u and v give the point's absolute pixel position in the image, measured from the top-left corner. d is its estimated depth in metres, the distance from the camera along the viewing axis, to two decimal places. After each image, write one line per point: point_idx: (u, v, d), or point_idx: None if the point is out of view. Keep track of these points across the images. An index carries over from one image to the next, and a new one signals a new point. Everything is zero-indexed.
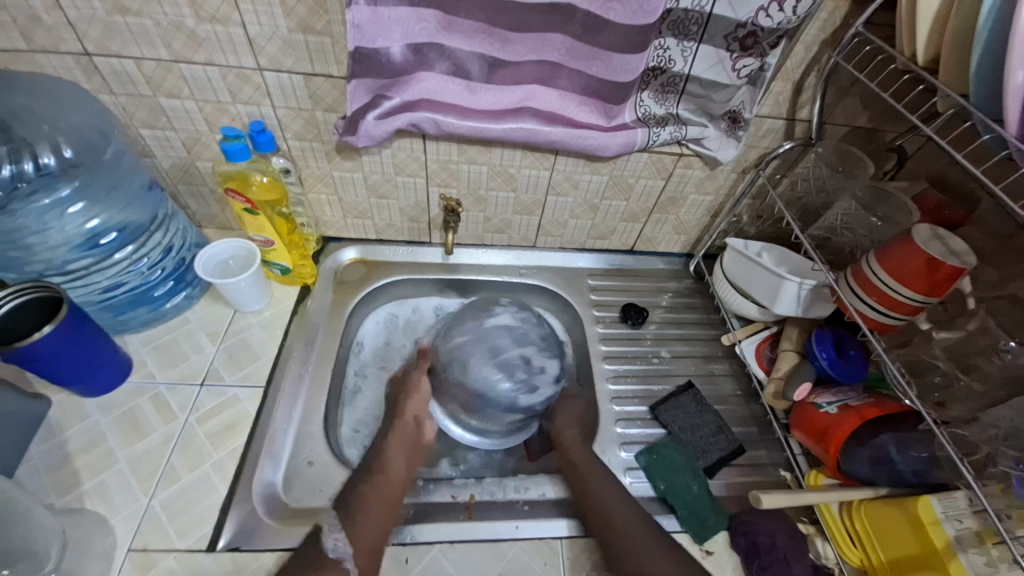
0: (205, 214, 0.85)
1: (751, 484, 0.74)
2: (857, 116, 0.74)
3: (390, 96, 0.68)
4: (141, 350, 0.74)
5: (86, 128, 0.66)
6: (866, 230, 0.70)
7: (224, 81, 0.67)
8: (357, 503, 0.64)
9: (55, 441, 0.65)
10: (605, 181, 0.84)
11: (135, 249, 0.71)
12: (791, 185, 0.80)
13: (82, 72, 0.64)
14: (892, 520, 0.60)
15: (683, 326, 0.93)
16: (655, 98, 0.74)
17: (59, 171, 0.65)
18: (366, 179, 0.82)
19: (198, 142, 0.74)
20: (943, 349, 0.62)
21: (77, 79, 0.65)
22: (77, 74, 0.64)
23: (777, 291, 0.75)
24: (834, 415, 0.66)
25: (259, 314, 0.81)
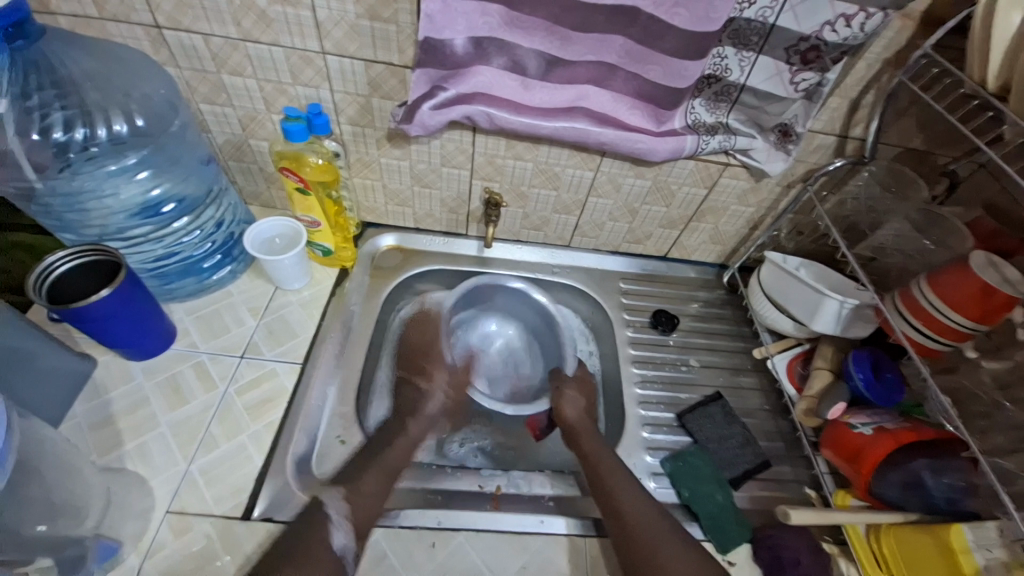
0: (251, 191, 0.86)
1: (775, 499, 0.74)
2: (911, 137, 0.73)
3: (447, 87, 0.69)
4: (185, 319, 0.75)
5: (158, 100, 0.68)
6: (916, 252, 0.71)
7: (286, 62, 0.68)
8: (363, 494, 0.62)
9: (100, 400, 0.67)
10: (648, 185, 0.84)
11: (189, 222, 0.73)
12: (839, 203, 0.80)
13: (150, 45, 0.66)
14: (921, 546, 0.60)
15: (712, 336, 0.92)
16: (706, 107, 0.74)
17: (128, 140, 0.67)
18: (412, 168, 0.82)
19: (254, 120, 0.75)
20: (991, 379, 0.61)
21: (145, 50, 0.66)
22: (146, 46, 0.66)
23: (817, 308, 0.75)
24: (868, 437, 0.66)
25: (298, 292, 0.82)
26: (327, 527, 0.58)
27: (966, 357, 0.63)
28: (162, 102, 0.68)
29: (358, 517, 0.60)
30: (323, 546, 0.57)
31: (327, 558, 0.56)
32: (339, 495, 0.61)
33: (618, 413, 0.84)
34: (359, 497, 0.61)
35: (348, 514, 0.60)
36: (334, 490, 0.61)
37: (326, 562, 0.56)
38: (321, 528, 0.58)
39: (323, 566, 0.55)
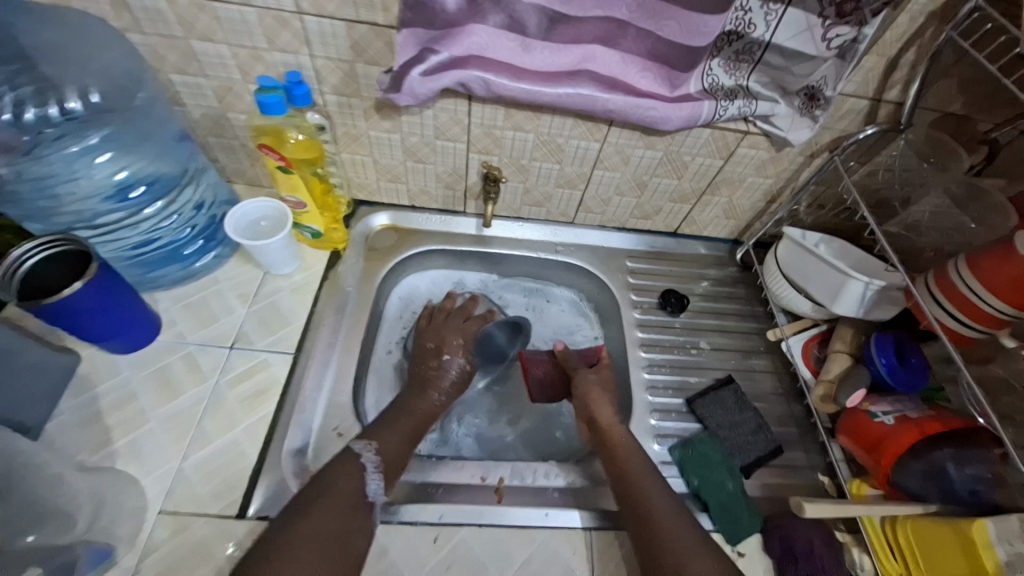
0: (234, 168, 0.81)
1: (786, 487, 0.72)
2: (951, 101, 0.66)
3: (438, 50, 0.62)
4: (171, 309, 0.72)
5: (117, 72, 0.62)
6: (954, 229, 0.64)
7: (259, 24, 0.61)
8: (386, 437, 0.65)
9: (87, 396, 0.64)
10: (659, 157, 0.78)
11: (164, 206, 0.68)
12: (870, 173, 0.74)
13: (108, 8, 0.59)
14: (941, 539, 0.58)
15: (722, 317, 0.88)
16: (725, 68, 0.67)
17: (86, 118, 0.61)
18: (403, 141, 0.76)
19: (231, 92, 0.69)
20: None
21: (104, 15, 0.59)
22: (104, 9, 0.59)
23: (840, 290, 0.70)
24: (890, 427, 0.63)
25: (289, 277, 0.78)
26: (363, 475, 0.60)
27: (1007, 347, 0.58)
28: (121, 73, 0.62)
29: (388, 465, 0.63)
30: (353, 493, 0.59)
31: (360, 503, 0.59)
32: (371, 447, 0.63)
33: (624, 399, 0.81)
34: (387, 449, 0.64)
35: (380, 463, 0.62)
36: (364, 441, 0.63)
37: (361, 508, 0.58)
38: (356, 477, 0.60)
39: (354, 510, 0.58)
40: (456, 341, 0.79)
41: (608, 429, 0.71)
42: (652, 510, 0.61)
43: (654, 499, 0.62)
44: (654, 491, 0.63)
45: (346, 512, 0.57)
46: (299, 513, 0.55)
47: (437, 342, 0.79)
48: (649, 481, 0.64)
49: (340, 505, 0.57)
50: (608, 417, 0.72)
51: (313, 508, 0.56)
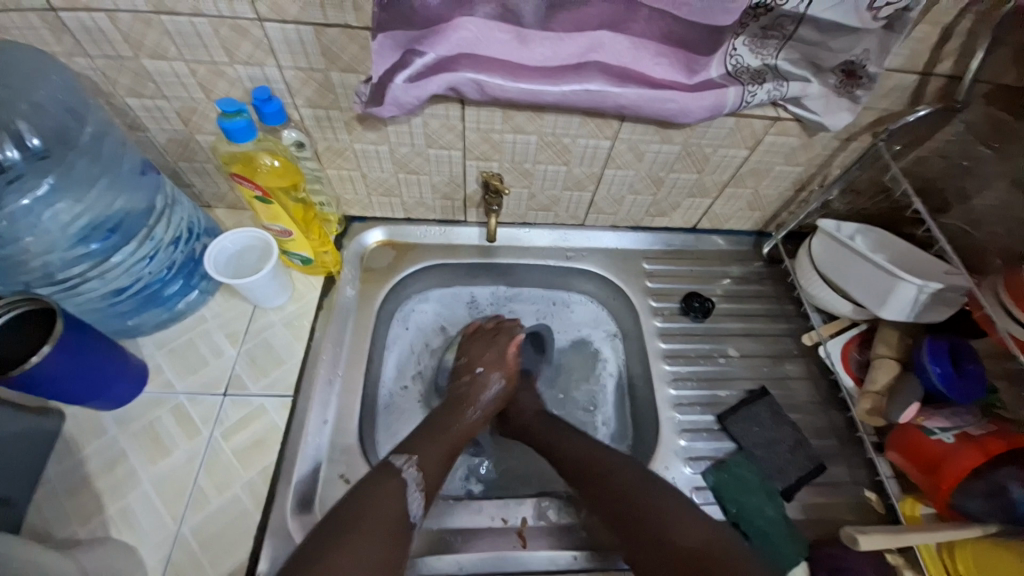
0: (212, 193, 0.74)
1: (830, 506, 0.67)
2: (1005, 73, 0.57)
3: (422, 52, 0.54)
4: (156, 356, 0.66)
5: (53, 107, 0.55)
6: (1022, 223, 0.59)
7: (215, 35, 0.53)
8: (427, 451, 0.61)
9: (73, 461, 0.59)
10: (677, 151, 0.70)
11: (135, 249, 0.61)
12: (920, 161, 0.66)
13: (48, 34, 0.52)
14: (1005, 567, 0.53)
15: (750, 319, 0.82)
16: (751, 47, 0.58)
17: (25, 166, 0.54)
18: (392, 153, 0.69)
19: (195, 113, 0.62)
20: None
21: (44, 41, 0.53)
22: (43, 34, 0.52)
23: (887, 293, 0.63)
24: (949, 445, 0.58)
25: (280, 309, 0.72)
26: (404, 493, 0.56)
27: None
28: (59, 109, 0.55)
29: (430, 484, 0.59)
30: (394, 516, 0.54)
31: (403, 526, 0.54)
32: (412, 462, 0.59)
33: (649, 416, 0.75)
34: (428, 466, 0.60)
35: (421, 479, 0.58)
36: (405, 456, 0.59)
37: (401, 528, 0.54)
38: (397, 496, 0.55)
39: (396, 535, 0.53)
40: (490, 358, 0.73)
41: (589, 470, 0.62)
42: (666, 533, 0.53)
43: (672, 518, 0.54)
44: (664, 509, 0.55)
45: (390, 533, 0.53)
46: (340, 532, 0.50)
47: (469, 357, 0.73)
48: (658, 499, 0.56)
49: (384, 531, 0.52)
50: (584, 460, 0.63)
51: (349, 537, 0.50)
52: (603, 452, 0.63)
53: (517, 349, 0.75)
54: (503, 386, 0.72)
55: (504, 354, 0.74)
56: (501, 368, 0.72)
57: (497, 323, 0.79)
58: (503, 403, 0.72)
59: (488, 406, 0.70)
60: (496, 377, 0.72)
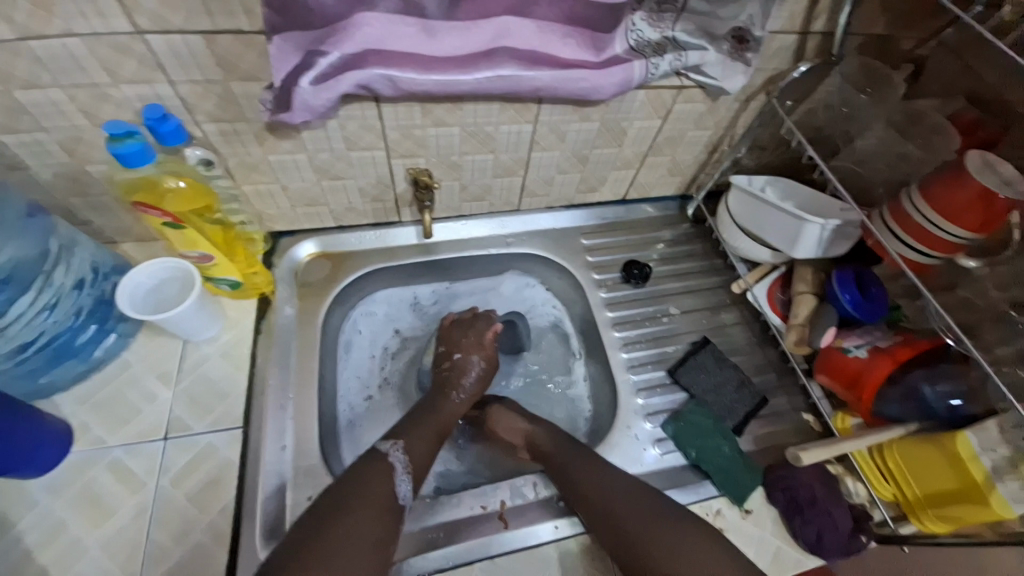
0: (115, 227, 0.67)
1: (776, 434, 0.74)
2: (875, 23, 0.63)
3: (326, 52, 0.52)
4: (79, 412, 0.60)
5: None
6: (899, 158, 0.66)
7: (90, 55, 0.49)
8: (415, 435, 0.61)
9: (4, 540, 0.53)
10: (596, 128, 0.73)
11: (33, 300, 0.56)
12: (809, 112, 0.72)
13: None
14: (926, 456, 0.60)
15: (685, 277, 0.87)
16: (649, 21, 0.61)
17: None
18: (311, 160, 0.66)
19: (80, 142, 0.56)
20: (994, 282, 0.59)
21: None
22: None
23: (797, 235, 0.69)
24: (864, 361, 0.65)
25: (214, 340, 0.68)
26: (391, 477, 0.57)
27: (963, 270, 0.61)
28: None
29: (417, 466, 0.59)
30: (382, 495, 0.54)
31: (393, 506, 0.55)
32: (399, 446, 0.59)
33: (606, 382, 0.79)
34: (415, 448, 0.60)
35: (409, 463, 0.59)
36: (390, 441, 0.60)
37: (393, 509, 0.54)
38: (386, 479, 0.56)
39: (389, 515, 0.54)
40: (470, 341, 0.72)
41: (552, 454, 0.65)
42: (666, 554, 0.53)
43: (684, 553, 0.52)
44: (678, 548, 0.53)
45: (380, 519, 0.53)
46: (336, 509, 0.51)
47: (449, 343, 0.72)
48: (671, 534, 0.54)
49: (377, 509, 0.53)
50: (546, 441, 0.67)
51: (342, 516, 0.51)
52: (568, 446, 0.65)
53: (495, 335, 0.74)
54: (484, 365, 0.71)
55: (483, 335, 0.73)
56: (479, 350, 0.71)
57: (473, 311, 0.77)
58: (483, 387, 0.71)
59: (472, 387, 0.69)
60: (480, 359, 0.71)
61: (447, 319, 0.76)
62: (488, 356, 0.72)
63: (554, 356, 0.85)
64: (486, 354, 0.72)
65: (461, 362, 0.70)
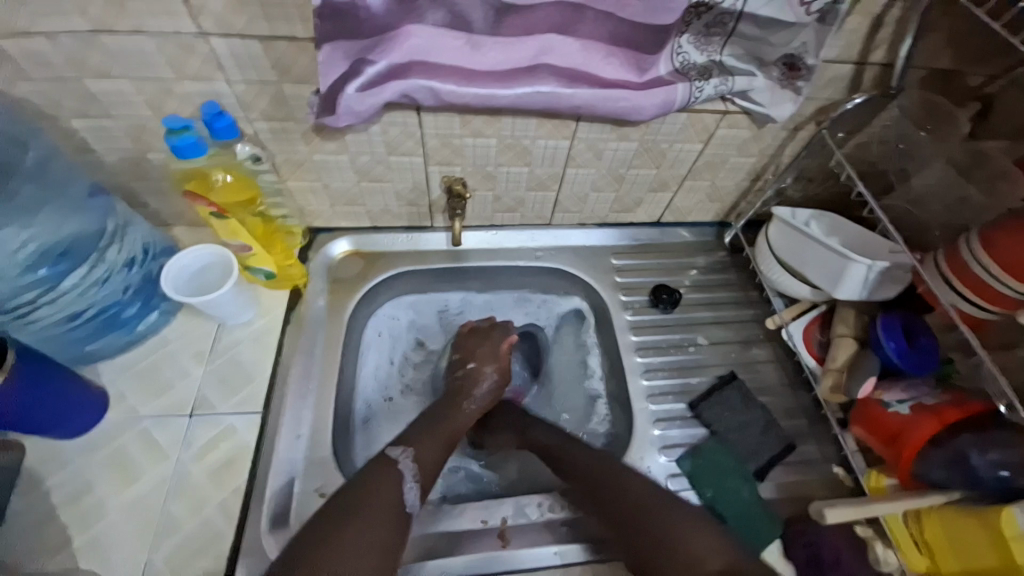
0: (170, 212, 0.72)
1: (802, 484, 0.69)
2: (938, 56, 0.60)
3: (373, 61, 0.54)
4: (118, 381, 0.64)
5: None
6: (959, 202, 0.61)
7: (161, 53, 0.53)
8: (425, 443, 0.61)
9: (38, 493, 0.57)
10: (634, 148, 0.72)
11: (88, 273, 0.60)
12: (860, 145, 0.70)
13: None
14: (970, 532, 0.55)
15: (717, 307, 0.84)
16: (695, 44, 0.60)
17: None
18: (353, 162, 0.69)
19: (145, 132, 0.61)
20: None
21: None
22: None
23: (840, 274, 0.66)
24: (904, 417, 0.60)
25: (246, 326, 0.71)
26: (401, 483, 0.56)
27: None
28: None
29: (426, 474, 0.59)
30: (394, 504, 0.55)
31: (400, 514, 0.55)
32: (409, 453, 0.59)
33: (624, 407, 0.77)
34: (425, 456, 0.60)
35: (417, 469, 0.58)
36: (401, 448, 0.59)
37: (398, 516, 0.54)
38: (395, 486, 0.56)
39: (394, 523, 0.53)
40: (485, 351, 0.72)
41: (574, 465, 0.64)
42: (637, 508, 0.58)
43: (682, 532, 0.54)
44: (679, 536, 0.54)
45: (390, 525, 0.53)
46: (344, 514, 0.51)
47: (464, 351, 0.73)
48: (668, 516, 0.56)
49: (383, 517, 0.53)
50: (569, 452, 0.66)
51: (348, 522, 0.51)
52: (597, 465, 0.63)
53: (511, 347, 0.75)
54: (497, 376, 0.71)
55: (497, 345, 0.73)
56: (492, 359, 0.72)
57: (492, 321, 0.77)
58: (495, 398, 0.71)
59: (483, 398, 0.69)
60: (493, 369, 0.71)
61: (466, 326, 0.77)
62: (501, 367, 0.72)
63: (570, 378, 0.83)
64: (500, 365, 0.72)
65: (472, 373, 0.70)
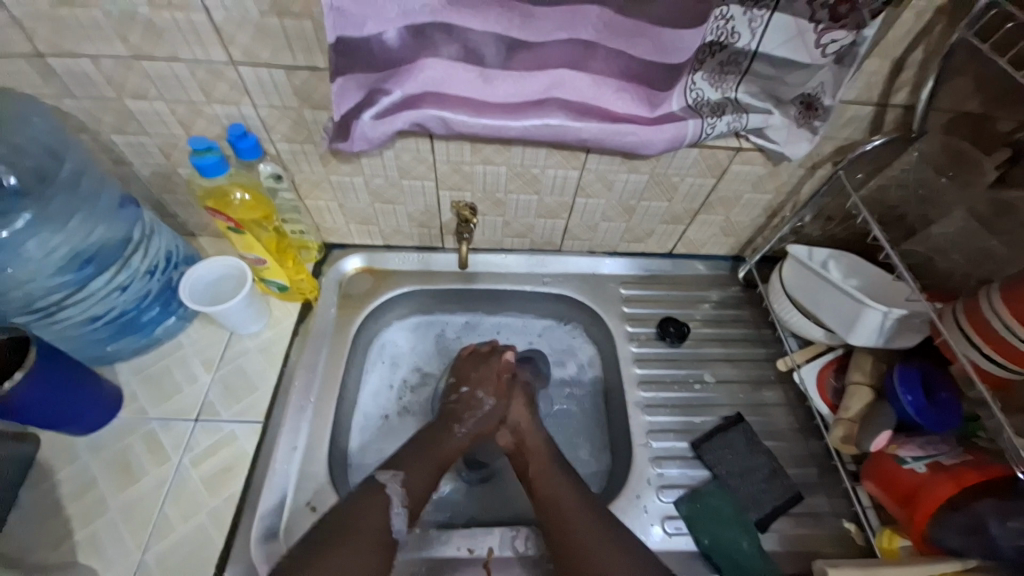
0: (196, 223, 0.76)
1: (808, 538, 0.66)
2: (966, 100, 0.58)
3: (388, 90, 0.56)
4: (131, 382, 0.68)
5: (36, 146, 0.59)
6: (982, 253, 0.60)
7: (193, 78, 0.57)
8: (415, 468, 0.62)
9: (47, 486, 0.60)
10: (644, 180, 0.71)
11: (110, 279, 0.64)
12: (880, 188, 0.68)
13: (38, 77, 0.56)
14: None
15: (728, 343, 0.81)
16: (709, 81, 0.60)
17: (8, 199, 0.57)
18: (367, 184, 0.71)
19: (175, 148, 0.65)
20: None
21: (35, 86, 0.57)
22: (34, 79, 0.56)
23: (855, 319, 0.64)
24: (921, 476, 0.57)
25: (256, 336, 0.73)
26: (388, 509, 0.58)
27: None
28: (40, 150, 0.59)
29: (414, 500, 0.60)
30: (379, 530, 0.56)
31: (385, 541, 0.56)
32: (397, 478, 0.60)
33: (624, 441, 0.75)
34: (414, 481, 0.61)
35: (405, 496, 0.59)
36: (390, 472, 0.61)
37: (382, 544, 0.55)
38: (381, 513, 0.57)
39: (379, 549, 0.55)
40: (481, 375, 0.73)
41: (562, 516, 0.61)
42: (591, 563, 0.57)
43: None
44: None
45: (373, 554, 0.55)
46: (328, 542, 0.53)
47: (460, 375, 0.74)
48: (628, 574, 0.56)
49: (367, 545, 0.55)
50: (564, 498, 0.62)
51: (329, 553, 0.52)
52: (587, 517, 0.60)
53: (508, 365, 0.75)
54: (490, 399, 0.71)
55: (493, 369, 0.74)
56: (487, 384, 0.72)
57: (492, 344, 0.78)
58: (489, 424, 0.71)
59: (479, 425, 0.70)
60: (488, 394, 0.72)
61: (466, 349, 0.77)
62: (494, 392, 0.72)
63: (571, 412, 0.82)
64: (496, 391, 0.72)
65: (465, 397, 0.71)
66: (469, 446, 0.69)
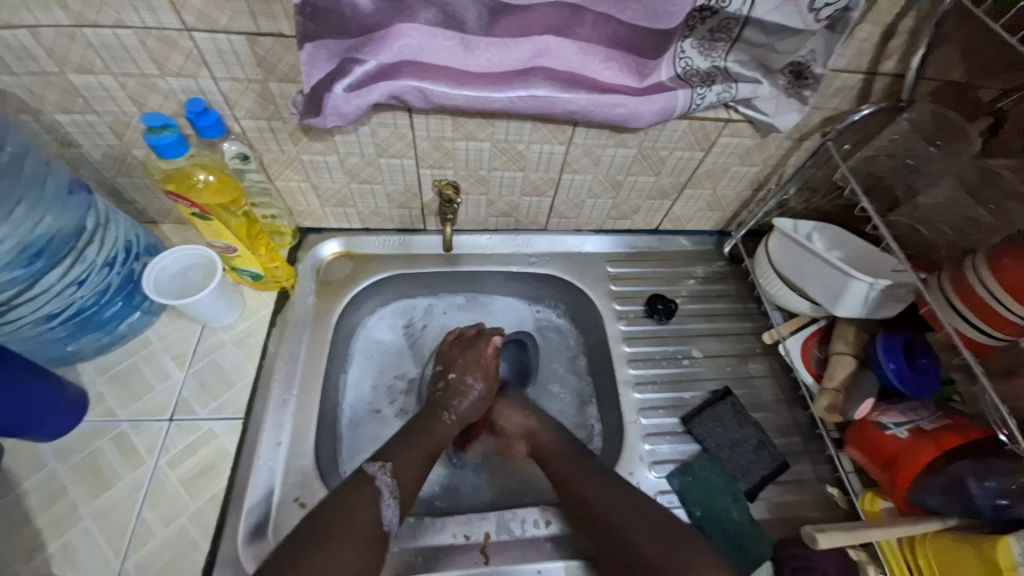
0: (157, 209, 0.71)
1: (794, 504, 0.68)
2: (951, 69, 0.58)
3: (362, 60, 0.52)
4: (97, 382, 0.64)
5: None
6: (967, 221, 0.61)
7: (142, 46, 0.51)
8: (402, 460, 0.61)
9: (10, 497, 0.56)
10: (632, 154, 0.69)
11: (64, 273, 0.59)
12: (868, 158, 0.68)
13: None
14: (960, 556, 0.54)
15: (714, 318, 0.82)
16: (699, 49, 0.57)
17: None
18: (342, 163, 0.67)
19: (129, 127, 0.59)
20: None
21: None
22: None
23: (842, 291, 0.64)
24: (903, 442, 0.59)
25: (231, 328, 0.69)
26: (379, 502, 0.56)
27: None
28: None
29: (404, 492, 0.59)
30: (370, 524, 0.54)
31: (378, 534, 0.55)
32: (386, 469, 0.59)
33: (616, 419, 0.75)
34: (404, 472, 0.60)
35: (396, 487, 0.58)
36: (378, 463, 0.59)
37: (376, 539, 0.54)
38: (372, 505, 0.56)
39: (372, 543, 0.54)
40: (468, 361, 0.71)
41: (569, 484, 0.63)
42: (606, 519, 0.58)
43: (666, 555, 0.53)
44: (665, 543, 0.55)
45: (363, 549, 0.53)
46: (314, 539, 0.51)
47: (446, 361, 0.72)
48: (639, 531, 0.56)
49: (359, 540, 0.53)
50: (567, 465, 0.64)
51: (327, 544, 0.51)
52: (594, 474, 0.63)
53: (496, 350, 0.73)
54: (478, 382, 0.71)
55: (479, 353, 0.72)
56: (474, 367, 0.71)
57: (478, 328, 0.77)
58: (479, 407, 0.70)
59: (468, 412, 0.69)
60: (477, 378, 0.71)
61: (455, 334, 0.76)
62: (482, 376, 0.71)
63: (562, 395, 0.82)
64: (485, 373, 0.71)
65: (454, 382, 0.70)
66: (458, 432, 0.68)
